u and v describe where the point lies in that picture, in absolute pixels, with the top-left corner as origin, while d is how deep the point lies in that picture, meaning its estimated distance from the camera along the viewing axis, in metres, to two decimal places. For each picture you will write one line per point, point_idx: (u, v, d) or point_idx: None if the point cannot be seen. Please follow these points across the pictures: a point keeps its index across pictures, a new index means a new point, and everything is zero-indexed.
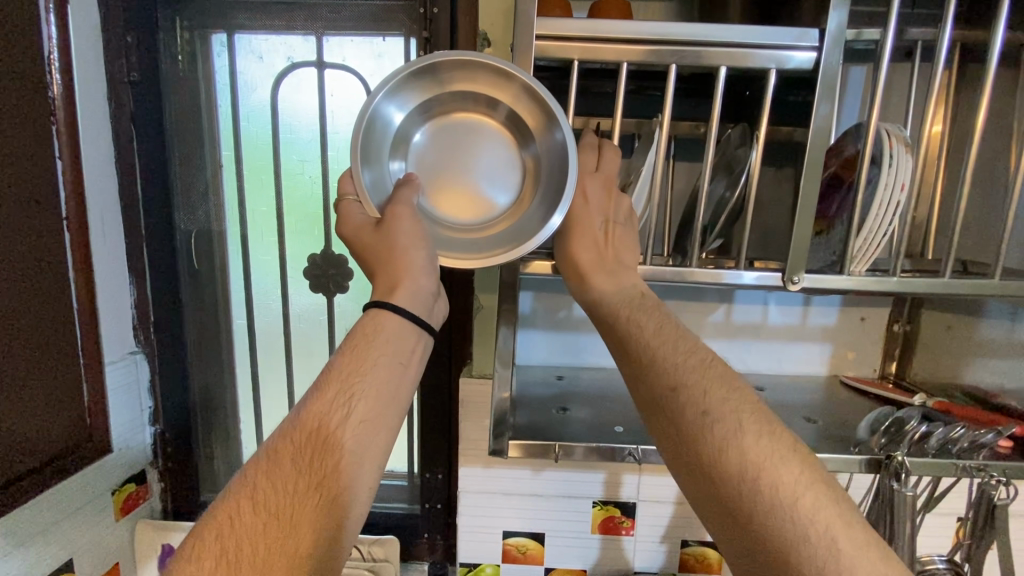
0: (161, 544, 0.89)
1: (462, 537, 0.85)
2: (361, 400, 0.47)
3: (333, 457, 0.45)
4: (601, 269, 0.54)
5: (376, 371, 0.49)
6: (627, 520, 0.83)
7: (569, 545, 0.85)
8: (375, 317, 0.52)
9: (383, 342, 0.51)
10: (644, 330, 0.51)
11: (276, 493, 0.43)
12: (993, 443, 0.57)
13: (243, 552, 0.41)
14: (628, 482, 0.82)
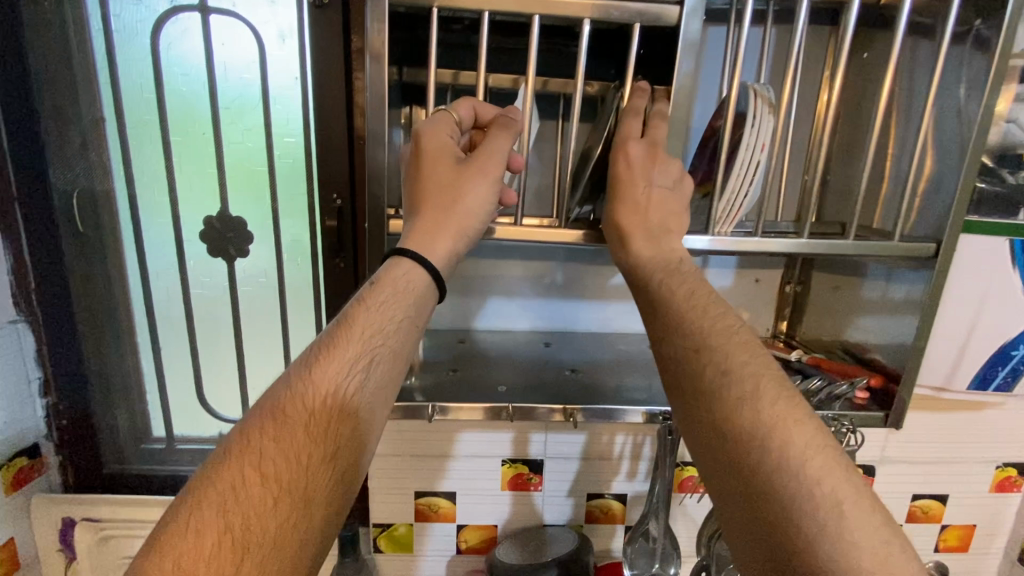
0: (62, 517, 0.87)
1: (375, 499, 0.86)
2: (359, 355, 0.44)
3: (303, 469, 0.40)
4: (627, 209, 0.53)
5: (381, 345, 0.45)
6: (535, 476, 0.86)
7: (480, 502, 0.87)
8: (379, 279, 0.48)
9: (390, 318, 0.46)
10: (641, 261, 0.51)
11: (284, 456, 0.40)
12: (848, 394, 0.63)
13: (252, 530, 0.38)
14: (535, 441, 0.84)
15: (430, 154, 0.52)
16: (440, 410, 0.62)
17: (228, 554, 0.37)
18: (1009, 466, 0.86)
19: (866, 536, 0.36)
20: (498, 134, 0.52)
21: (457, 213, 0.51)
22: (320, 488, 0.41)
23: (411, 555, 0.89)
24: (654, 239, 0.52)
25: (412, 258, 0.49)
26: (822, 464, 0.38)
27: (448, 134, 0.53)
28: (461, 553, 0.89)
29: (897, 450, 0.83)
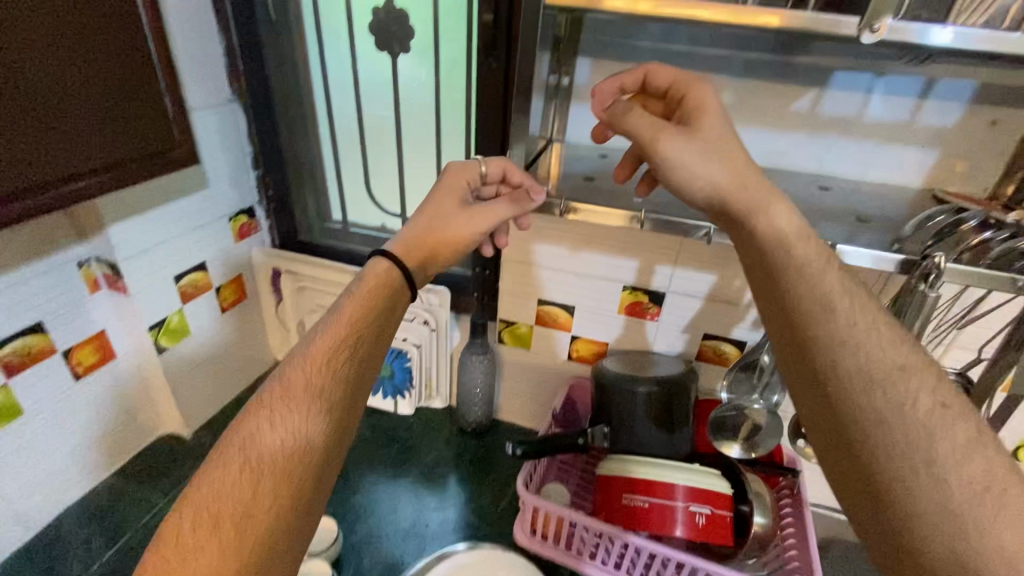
0: (272, 267, 1.10)
1: (504, 298, 0.96)
2: (346, 327, 0.54)
3: (315, 401, 0.49)
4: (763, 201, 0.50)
5: (363, 328, 0.54)
6: (653, 307, 0.87)
7: (596, 320, 0.92)
8: (364, 282, 0.58)
9: (371, 304, 0.56)
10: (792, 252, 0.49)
11: (289, 403, 0.49)
12: None
13: (263, 465, 0.46)
14: (661, 272, 0.84)
15: (444, 188, 0.65)
16: (570, 210, 0.63)
17: (245, 478, 0.45)
18: None
19: (980, 504, 0.39)
20: (505, 203, 0.65)
21: (444, 233, 0.63)
22: (317, 428, 0.48)
23: (528, 352, 1.00)
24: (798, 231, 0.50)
25: (391, 258, 0.60)
26: (935, 441, 0.41)
27: (467, 178, 0.66)
28: (571, 359, 0.98)
29: None
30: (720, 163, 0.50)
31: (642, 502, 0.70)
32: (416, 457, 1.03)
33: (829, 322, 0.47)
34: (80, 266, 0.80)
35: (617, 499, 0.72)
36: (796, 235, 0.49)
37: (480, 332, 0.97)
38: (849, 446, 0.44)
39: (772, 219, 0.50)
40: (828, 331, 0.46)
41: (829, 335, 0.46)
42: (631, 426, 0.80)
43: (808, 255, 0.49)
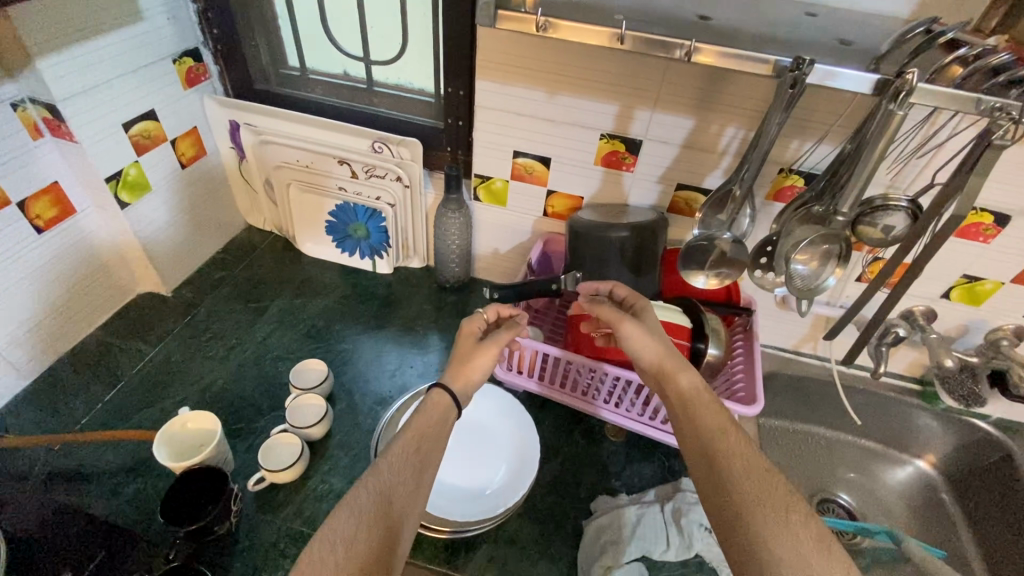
0: (229, 121, 1.03)
1: (478, 152, 0.94)
2: (392, 465, 0.57)
3: (384, 492, 0.53)
4: (680, 369, 0.65)
5: (404, 477, 0.56)
6: (629, 158, 0.86)
7: (571, 173, 0.91)
8: (424, 404, 0.65)
9: (432, 419, 0.63)
10: (693, 399, 0.62)
11: (330, 548, 0.48)
12: None
13: None
14: (640, 119, 0.81)
15: (464, 331, 0.74)
16: (549, 26, 0.56)
17: None
18: None
19: None
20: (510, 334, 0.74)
21: (469, 371, 0.70)
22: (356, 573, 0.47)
23: (503, 209, 1.00)
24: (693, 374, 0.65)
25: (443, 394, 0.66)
26: (800, 541, 0.48)
27: (477, 325, 0.75)
28: (546, 216, 0.99)
29: None
30: (655, 344, 0.68)
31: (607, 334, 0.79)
32: (396, 313, 1.07)
33: (715, 445, 0.57)
34: (13, 107, 0.75)
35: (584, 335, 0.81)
36: (706, 395, 0.62)
37: (455, 188, 0.96)
38: (728, 527, 0.51)
39: (691, 379, 0.64)
40: (722, 443, 0.57)
41: (727, 447, 0.56)
42: (601, 270, 0.84)
43: (713, 405, 0.61)
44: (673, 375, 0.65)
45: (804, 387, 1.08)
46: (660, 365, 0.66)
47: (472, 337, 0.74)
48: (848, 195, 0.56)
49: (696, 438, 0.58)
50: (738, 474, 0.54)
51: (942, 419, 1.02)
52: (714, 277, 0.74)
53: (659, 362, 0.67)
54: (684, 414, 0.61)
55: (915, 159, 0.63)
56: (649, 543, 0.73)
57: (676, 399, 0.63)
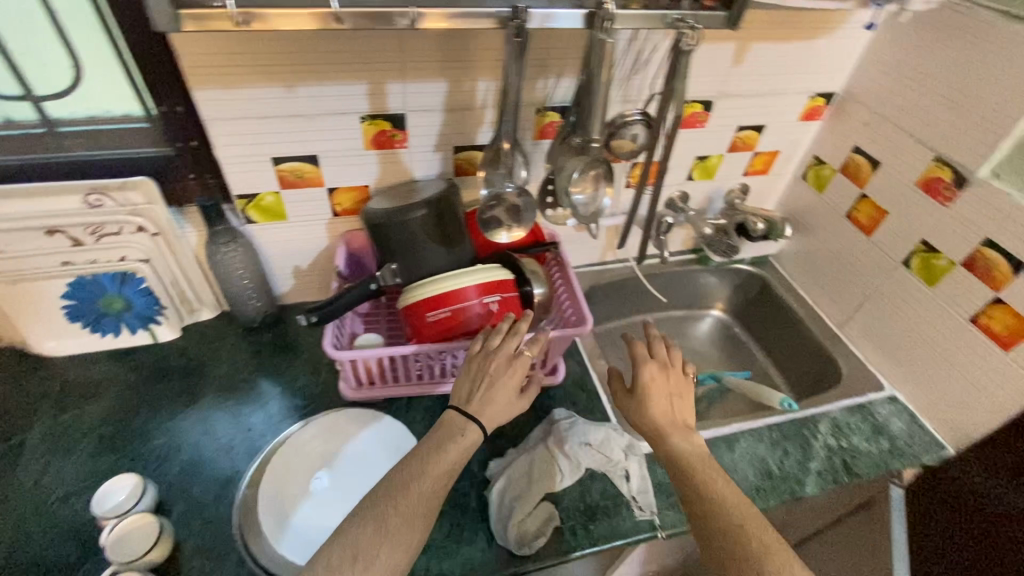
0: None
1: (230, 170, 0.81)
2: (416, 484, 0.62)
3: (411, 507, 0.61)
4: (672, 433, 0.70)
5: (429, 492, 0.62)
6: (399, 133, 0.83)
7: (346, 164, 0.85)
8: (461, 436, 0.67)
9: (466, 445, 0.67)
10: (688, 457, 0.68)
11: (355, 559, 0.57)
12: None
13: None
14: (394, 92, 0.78)
15: (507, 359, 0.72)
16: (250, 18, 0.50)
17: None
18: (819, 96, 1.03)
19: None
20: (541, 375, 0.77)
21: (500, 403, 0.70)
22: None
23: (286, 222, 0.90)
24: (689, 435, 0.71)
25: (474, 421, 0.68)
26: None
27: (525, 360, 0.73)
28: (337, 217, 0.91)
29: (729, 83, 0.93)
30: (658, 406, 0.73)
31: (444, 313, 0.78)
32: (205, 377, 0.92)
33: (713, 501, 0.64)
34: None
35: (423, 319, 0.79)
36: (698, 455, 0.68)
37: (218, 217, 0.84)
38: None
39: (680, 443, 0.69)
40: (709, 498, 0.64)
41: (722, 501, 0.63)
42: (414, 256, 0.81)
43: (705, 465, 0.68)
44: (663, 442, 0.70)
45: (619, 288, 1.22)
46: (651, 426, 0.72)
47: (511, 376, 0.72)
48: (594, 121, 0.61)
49: (699, 498, 0.64)
50: (738, 525, 0.61)
51: (716, 273, 1.26)
52: (509, 230, 0.76)
53: (648, 426, 0.72)
54: (682, 475, 0.67)
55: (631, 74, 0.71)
56: (541, 478, 0.78)
57: (665, 453, 0.69)
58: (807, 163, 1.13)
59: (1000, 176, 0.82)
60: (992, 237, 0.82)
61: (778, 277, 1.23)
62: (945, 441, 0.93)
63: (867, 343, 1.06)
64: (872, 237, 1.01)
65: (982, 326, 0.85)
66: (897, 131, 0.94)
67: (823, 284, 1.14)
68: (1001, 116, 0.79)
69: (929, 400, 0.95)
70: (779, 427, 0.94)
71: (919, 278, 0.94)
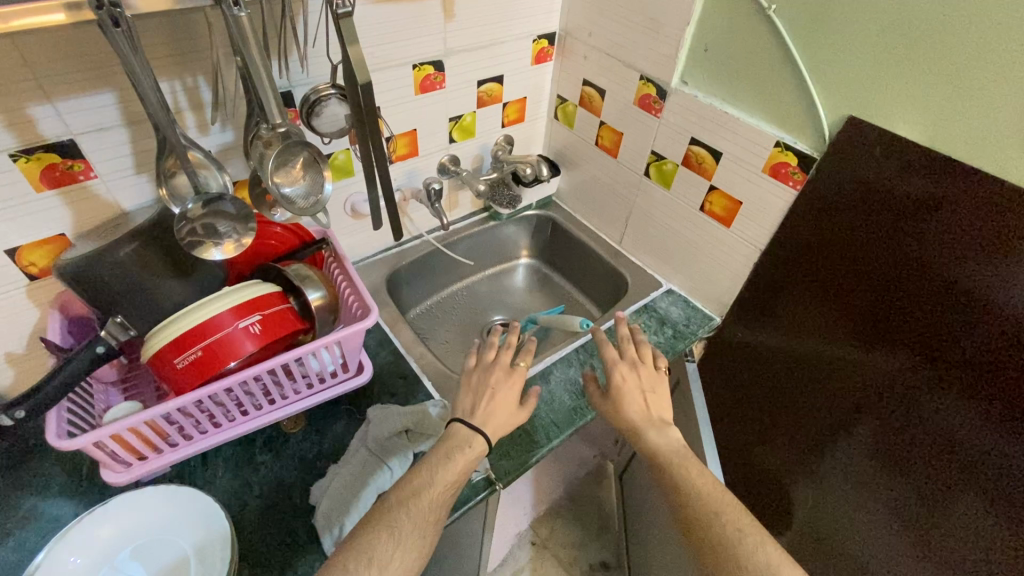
0: None
1: None
2: (427, 494, 0.63)
3: (426, 515, 0.62)
4: (650, 430, 0.74)
5: (441, 497, 0.63)
6: (78, 164, 0.69)
7: (19, 215, 0.69)
8: (469, 448, 0.67)
9: (467, 457, 0.67)
10: (654, 438, 0.74)
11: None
12: None
13: None
14: (44, 117, 0.64)
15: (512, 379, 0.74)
16: None
17: None
18: (541, 38, 1.08)
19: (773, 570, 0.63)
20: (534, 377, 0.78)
21: (498, 409, 0.72)
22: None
23: None
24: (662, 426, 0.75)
25: (477, 431, 0.69)
26: (757, 542, 0.65)
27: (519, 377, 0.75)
28: (36, 279, 0.75)
29: (450, 39, 0.94)
30: (641, 398, 0.78)
31: (195, 354, 0.68)
32: None
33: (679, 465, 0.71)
34: None
35: (174, 368, 0.69)
36: (679, 447, 0.73)
37: None
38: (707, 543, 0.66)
39: (656, 439, 0.73)
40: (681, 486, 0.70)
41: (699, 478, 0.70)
42: (145, 298, 0.70)
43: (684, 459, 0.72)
44: (643, 438, 0.74)
45: (423, 265, 1.21)
46: (627, 416, 0.76)
47: (509, 389, 0.73)
48: (270, 105, 0.57)
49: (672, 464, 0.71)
50: (700, 493, 0.69)
51: (511, 224, 1.30)
52: (229, 243, 0.64)
53: (625, 423, 0.77)
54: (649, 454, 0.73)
55: (303, 48, 0.67)
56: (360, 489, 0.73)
57: (634, 426, 0.75)
58: (554, 103, 1.20)
59: (687, 82, 0.94)
60: (694, 135, 0.95)
61: (563, 213, 1.31)
62: (712, 313, 1.10)
63: (642, 251, 1.19)
64: (618, 157, 1.13)
65: (709, 212, 1.00)
66: (608, 59, 1.04)
67: (597, 210, 1.24)
68: (674, 30, 0.90)
69: (693, 285, 1.11)
70: (584, 348, 1.02)
71: (659, 184, 1.06)
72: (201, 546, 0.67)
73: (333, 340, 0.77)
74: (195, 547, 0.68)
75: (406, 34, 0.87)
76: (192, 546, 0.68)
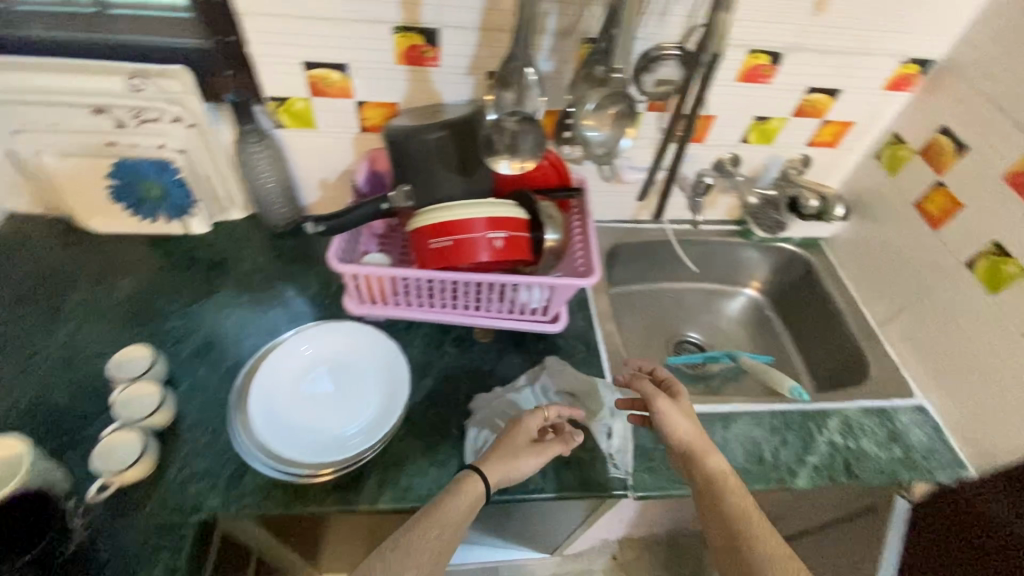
0: None
1: (263, 71, 0.81)
2: (433, 527, 0.63)
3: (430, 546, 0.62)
4: (708, 451, 0.72)
5: (440, 532, 0.63)
6: (431, 50, 0.80)
7: (377, 78, 0.83)
8: (461, 492, 0.66)
9: (470, 498, 0.66)
10: (708, 478, 0.70)
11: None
12: None
13: None
14: (428, 4, 0.74)
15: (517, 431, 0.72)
16: None
17: None
18: (913, 63, 0.89)
19: None
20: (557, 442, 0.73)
21: (512, 465, 0.69)
22: None
23: (315, 131, 0.90)
24: (709, 452, 0.72)
25: (475, 477, 0.68)
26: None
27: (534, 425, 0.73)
28: (364, 131, 0.91)
29: (806, 33, 0.83)
30: (688, 420, 0.74)
31: (445, 242, 0.77)
32: (228, 271, 0.97)
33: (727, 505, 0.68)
34: None
35: (426, 246, 0.78)
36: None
37: (250, 118, 0.85)
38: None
39: (717, 461, 0.71)
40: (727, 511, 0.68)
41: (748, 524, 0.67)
42: (429, 179, 0.80)
43: (738, 489, 0.69)
44: (700, 461, 0.71)
45: (650, 250, 1.16)
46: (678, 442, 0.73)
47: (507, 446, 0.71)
48: (620, 49, 0.57)
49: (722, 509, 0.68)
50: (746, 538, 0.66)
51: (758, 250, 1.17)
52: (516, 163, 0.71)
53: (680, 446, 0.73)
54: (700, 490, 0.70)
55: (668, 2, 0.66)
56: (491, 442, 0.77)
57: (698, 450, 0.72)
58: (883, 140, 1.01)
59: None
60: None
61: (826, 263, 1.13)
62: (970, 461, 0.86)
63: (907, 347, 0.97)
64: (939, 230, 0.91)
65: None
66: (994, 110, 0.82)
67: (872, 277, 1.04)
68: None
69: (962, 417, 0.87)
70: (784, 415, 0.90)
71: (982, 282, 0.84)
72: (385, 393, 0.79)
73: (551, 282, 0.80)
74: (379, 391, 0.79)
75: (761, 15, 0.80)
76: (378, 390, 0.80)
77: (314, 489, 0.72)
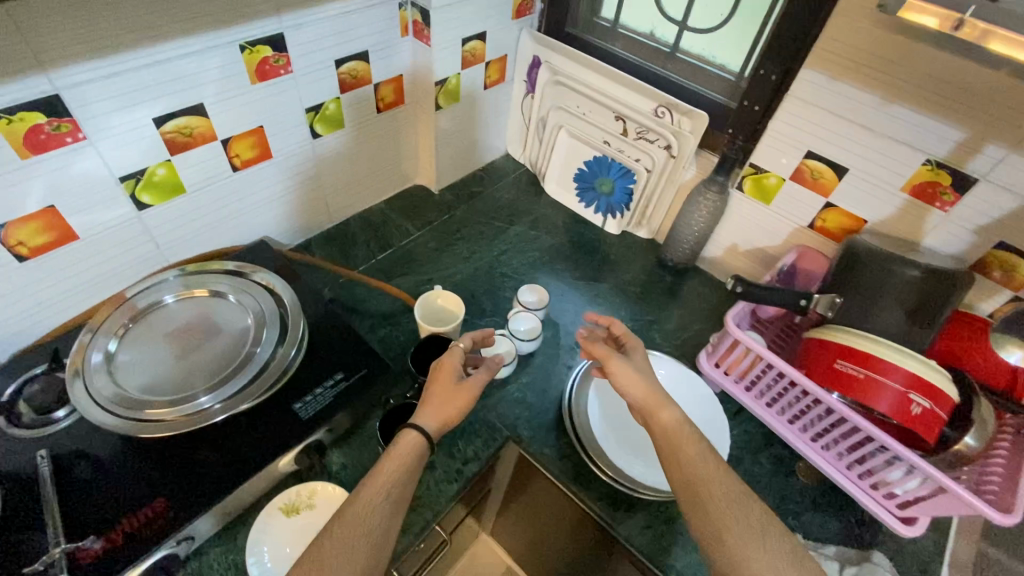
0: (533, 56, 1.11)
1: (765, 144, 0.89)
2: (374, 486, 0.57)
3: (377, 510, 0.55)
4: (667, 408, 0.66)
5: (387, 494, 0.57)
6: (951, 195, 0.75)
7: (867, 193, 0.82)
8: (398, 446, 0.60)
9: (404, 450, 0.60)
10: (685, 449, 0.62)
11: (343, 545, 0.52)
12: None
13: (322, 547, 0.52)
14: (989, 156, 0.70)
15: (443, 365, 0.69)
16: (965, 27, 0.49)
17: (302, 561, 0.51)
18: None
19: None
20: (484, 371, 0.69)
21: (450, 408, 0.65)
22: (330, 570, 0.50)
23: (764, 207, 0.95)
24: (662, 401, 0.67)
25: (410, 427, 0.62)
26: None
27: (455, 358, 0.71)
28: (810, 228, 0.91)
29: None
30: (642, 382, 0.69)
31: (854, 371, 0.71)
32: (612, 273, 1.11)
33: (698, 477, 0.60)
34: (398, 7, 0.90)
35: (828, 362, 0.73)
36: None
37: (724, 173, 0.94)
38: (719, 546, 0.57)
39: (672, 418, 0.65)
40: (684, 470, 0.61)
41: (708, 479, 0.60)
42: (868, 305, 0.76)
43: (697, 450, 0.62)
44: (656, 415, 0.66)
45: None
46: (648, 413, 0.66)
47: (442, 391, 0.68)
48: None
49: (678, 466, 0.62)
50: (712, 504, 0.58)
51: None
52: None
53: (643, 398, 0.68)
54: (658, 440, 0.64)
55: None
56: None
57: (648, 412, 0.67)
58: None
59: None
60: None
61: None
62: None
63: None
64: None
65: None
66: None
67: None
68: None
69: None
70: None
71: None
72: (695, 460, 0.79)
73: (943, 487, 0.66)
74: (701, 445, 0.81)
75: None
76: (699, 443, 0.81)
77: (595, 483, 0.78)
